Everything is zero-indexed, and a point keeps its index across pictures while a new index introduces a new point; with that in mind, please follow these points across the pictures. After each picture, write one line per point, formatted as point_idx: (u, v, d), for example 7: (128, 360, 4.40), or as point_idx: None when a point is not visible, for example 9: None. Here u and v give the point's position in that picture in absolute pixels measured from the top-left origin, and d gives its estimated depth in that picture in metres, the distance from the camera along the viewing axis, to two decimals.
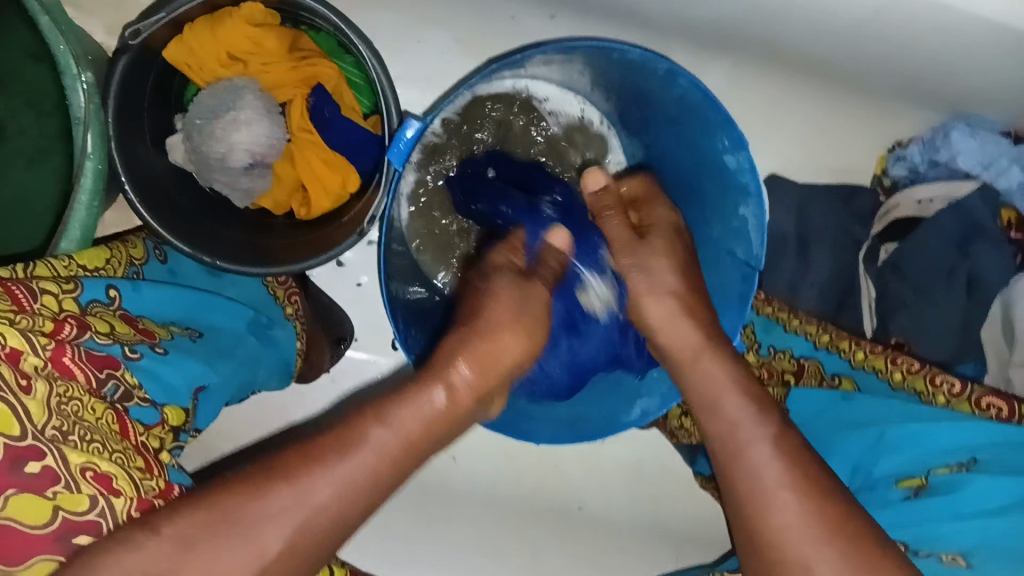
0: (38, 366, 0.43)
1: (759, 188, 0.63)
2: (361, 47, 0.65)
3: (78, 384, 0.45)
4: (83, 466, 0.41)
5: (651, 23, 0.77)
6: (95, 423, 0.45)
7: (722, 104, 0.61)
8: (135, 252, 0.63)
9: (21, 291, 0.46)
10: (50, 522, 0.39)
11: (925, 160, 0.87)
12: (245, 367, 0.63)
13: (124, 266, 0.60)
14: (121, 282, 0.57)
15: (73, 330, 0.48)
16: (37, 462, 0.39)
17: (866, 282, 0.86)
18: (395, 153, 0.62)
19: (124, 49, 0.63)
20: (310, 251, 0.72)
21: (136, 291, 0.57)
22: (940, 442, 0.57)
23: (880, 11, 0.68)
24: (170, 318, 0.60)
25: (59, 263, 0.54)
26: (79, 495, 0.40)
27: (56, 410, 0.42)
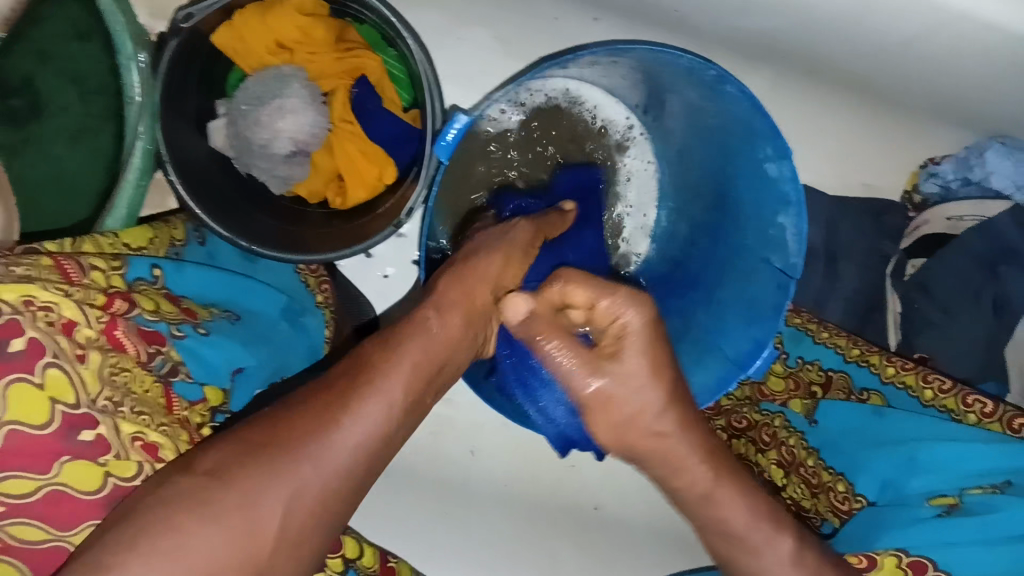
0: (91, 337, 0.42)
1: (800, 198, 0.63)
2: (410, 41, 0.66)
3: (129, 357, 0.45)
4: (134, 436, 0.42)
5: (694, 32, 0.77)
6: (144, 396, 0.45)
7: (767, 113, 0.62)
8: (176, 232, 0.63)
9: (70, 266, 0.46)
10: (100, 489, 0.40)
11: (958, 178, 0.86)
12: (279, 353, 0.63)
13: (165, 247, 0.60)
14: (164, 262, 0.57)
15: (124, 304, 0.48)
16: (90, 431, 0.39)
17: (891, 298, 0.87)
18: (441, 146, 0.62)
19: (175, 32, 0.64)
20: (346, 241, 0.72)
21: (180, 271, 0.58)
22: (976, 463, 0.58)
23: (927, 30, 0.69)
24: (210, 299, 0.60)
25: (105, 239, 0.54)
26: (129, 462, 0.41)
27: (108, 381, 0.42)
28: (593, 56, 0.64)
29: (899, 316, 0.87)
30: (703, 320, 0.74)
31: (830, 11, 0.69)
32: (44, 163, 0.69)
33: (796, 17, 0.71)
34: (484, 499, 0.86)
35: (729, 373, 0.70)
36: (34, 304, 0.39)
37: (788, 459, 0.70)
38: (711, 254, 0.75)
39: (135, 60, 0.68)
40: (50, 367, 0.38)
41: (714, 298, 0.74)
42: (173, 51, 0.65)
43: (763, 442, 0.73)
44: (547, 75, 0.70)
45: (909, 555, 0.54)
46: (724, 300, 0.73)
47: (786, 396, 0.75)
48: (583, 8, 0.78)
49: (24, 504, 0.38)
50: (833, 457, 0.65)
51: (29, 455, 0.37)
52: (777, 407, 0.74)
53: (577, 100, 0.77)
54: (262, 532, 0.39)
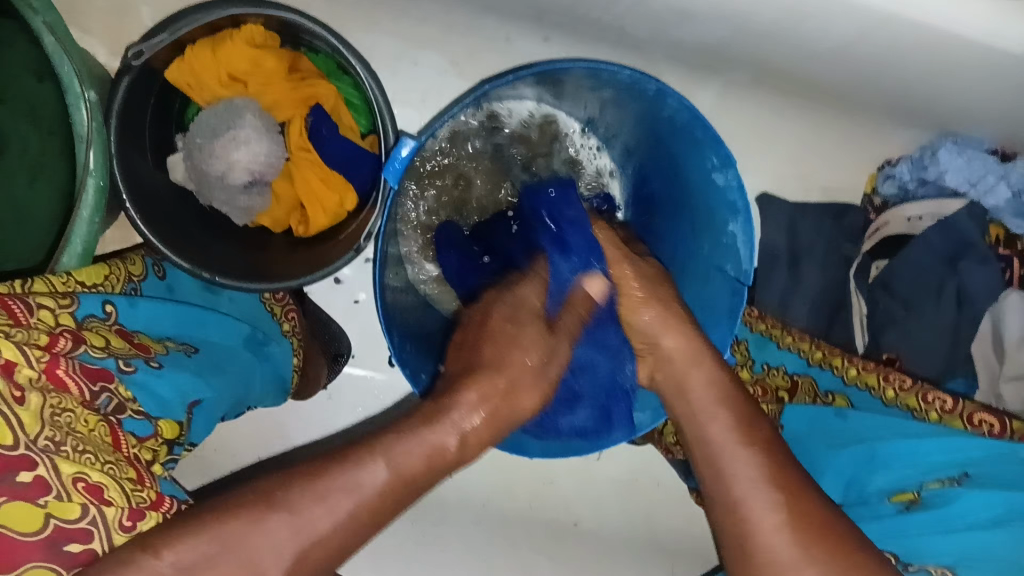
0: (33, 378, 0.43)
1: (747, 205, 0.64)
2: (359, 68, 0.67)
3: (72, 396, 0.46)
4: (76, 475, 0.41)
5: (642, 45, 0.78)
6: (88, 434, 0.45)
7: (710, 124, 0.63)
8: (134, 268, 0.64)
9: (16, 306, 0.47)
10: (42, 529, 0.39)
11: (914, 178, 0.88)
12: (240, 383, 0.64)
13: (122, 283, 0.61)
14: (117, 297, 0.57)
15: (68, 343, 0.48)
16: (28, 472, 0.39)
17: (856, 299, 0.88)
18: (390, 170, 0.63)
19: (128, 70, 0.65)
20: (307, 268, 0.73)
21: (133, 306, 0.58)
22: (931, 457, 0.59)
23: (866, 35, 0.70)
24: (165, 332, 0.60)
25: (56, 278, 0.54)
26: (70, 504, 0.40)
27: (48, 421, 0.42)
28: (539, 74, 0.65)
29: (865, 317, 0.87)
30: None
31: (771, 19, 0.71)
32: (8, 204, 0.72)
33: (738, 28, 0.73)
34: (463, 516, 0.87)
35: None
36: None
37: None
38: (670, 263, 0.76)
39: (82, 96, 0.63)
40: None
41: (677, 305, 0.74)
42: (128, 86, 0.66)
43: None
44: (496, 95, 0.71)
45: (876, 554, 0.57)
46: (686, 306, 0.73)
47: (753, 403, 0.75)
48: (534, 28, 0.80)
49: None
50: (796, 459, 0.67)
51: None
52: None
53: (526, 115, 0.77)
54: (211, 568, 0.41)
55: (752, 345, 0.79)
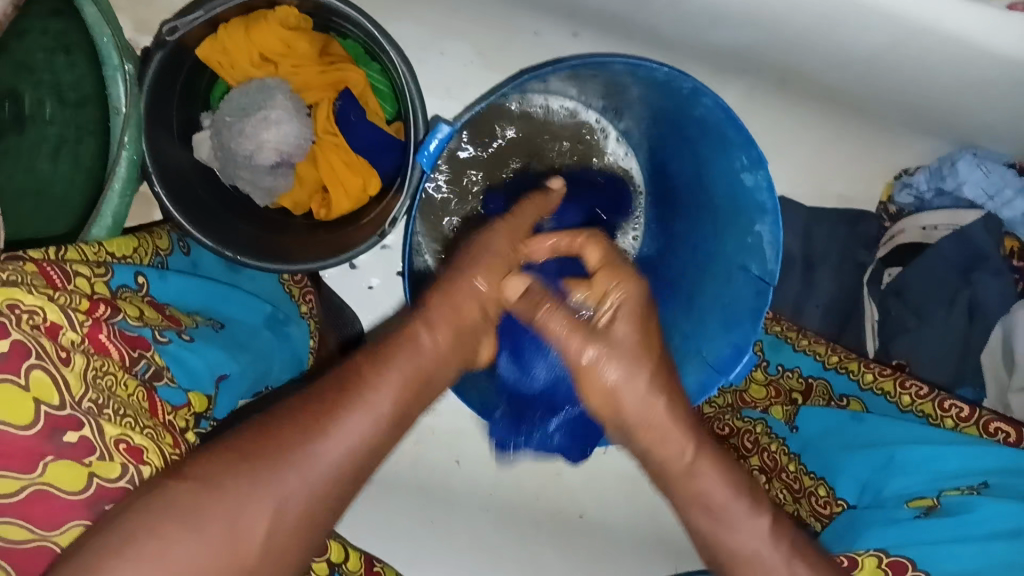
0: (75, 341, 0.43)
1: (775, 206, 0.65)
2: (393, 55, 0.67)
3: (113, 360, 0.46)
4: (118, 437, 0.42)
5: (670, 45, 0.79)
6: (128, 399, 0.45)
7: (742, 124, 0.63)
8: (161, 242, 0.64)
9: (54, 271, 0.47)
10: (85, 488, 0.40)
11: (931, 188, 0.88)
12: (262, 361, 0.63)
13: (150, 256, 0.60)
14: (148, 270, 0.57)
15: (108, 309, 0.48)
16: (74, 432, 0.39)
17: (868, 305, 0.89)
18: (424, 155, 0.62)
19: (161, 45, 0.65)
20: (330, 251, 0.73)
21: (163, 279, 0.58)
22: (948, 463, 0.60)
23: (894, 43, 0.70)
24: (192, 306, 0.60)
25: (89, 248, 0.54)
26: (112, 463, 0.41)
27: (92, 383, 0.42)
28: (573, 68, 0.65)
29: (876, 323, 0.88)
30: (684, 325, 0.75)
31: (801, 23, 0.71)
32: (29, 174, 0.70)
33: (768, 31, 0.73)
34: (469, 506, 0.87)
35: (710, 378, 0.71)
36: (20, 307, 0.40)
37: (770, 464, 0.71)
38: (690, 260, 0.76)
39: (120, 69, 0.66)
40: (35, 368, 0.38)
41: (697, 302, 0.74)
42: (160, 62, 0.66)
43: (745, 447, 0.75)
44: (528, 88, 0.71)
45: (888, 556, 0.55)
46: (706, 304, 0.74)
47: (767, 402, 0.77)
48: (562, 22, 0.80)
49: (5, 504, 0.38)
50: (811, 460, 0.67)
51: (11, 457, 0.37)
52: (758, 413, 0.76)
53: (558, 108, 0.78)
54: (243, 543, 0.41)
55: (767, 345, 0.80)
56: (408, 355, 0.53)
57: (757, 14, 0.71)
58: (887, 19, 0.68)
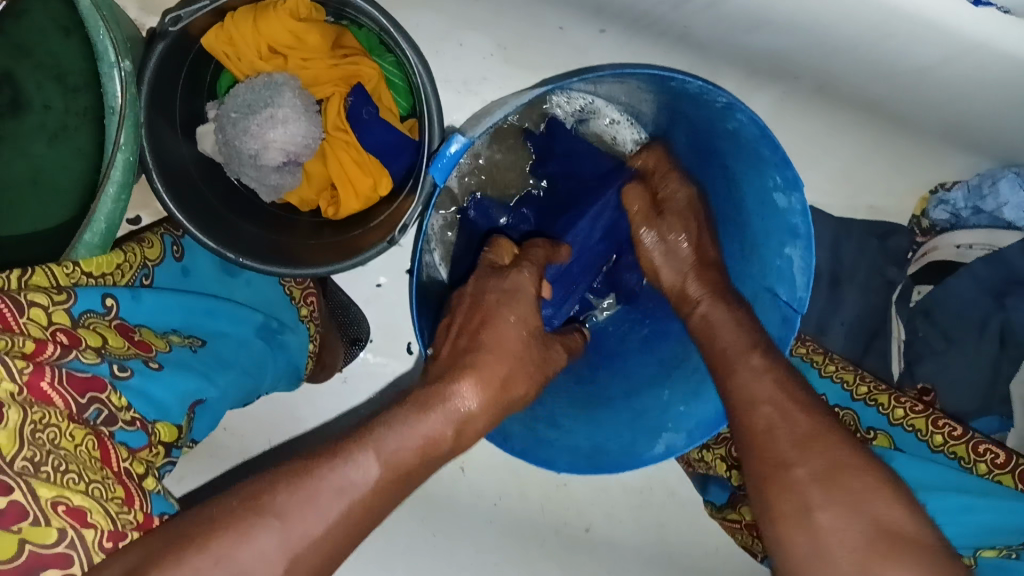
0: (13, 391, 0.41)
1: (808, 233, 0.61)
2: (408, 51, 0.63)
3: (57, 410, 0.43)
4: (55, 500, 0.39)
5: (703, 46, 0.74)
6: (74, 451, 0.42)
7: (777, 142, 0.60)
8: (150, 251, 0.61)
9: (5, 306, 0.43)
10: (17, 555, 0.37)
11: (968, 206, 0.84)
12: (249, 375, 0.62)
13: (134, 271, 0.57)
14: (120, 289, 0.53)
15: (57, 350, 0.45)
16: (2, 497, 0.37)
17: (896, 324, 0.86)
18: (437, 167, 0.59)
19: (163, 35, 0.61)
20: (338, 256, 0.70)
21: (136, 298, 0.54)
22: (978, 514, 0.58)
23: (945, 59, 0.65)
24: (171, 324, 0.57)
25: (59, 266, 0.51)
26: (48, 528, 0.38)
27: (29, 440, 0.40)
28: (603, 75, 0.61)
29: (902, 343, 0.86)
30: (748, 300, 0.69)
31: (848, 32, 0.66)
32: (24, 162, 0.68)
33: (809, 37, 0.68)
34: (473, 516, 0.85)
35: None
36: None
37: None
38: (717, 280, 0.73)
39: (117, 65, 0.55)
40: None
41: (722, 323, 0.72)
42: (161, 52, 0.62)
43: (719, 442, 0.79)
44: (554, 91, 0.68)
45: None
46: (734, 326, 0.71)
47: None
48: (589, 19, 0.75)
49: None
50: None
51: None
52: None
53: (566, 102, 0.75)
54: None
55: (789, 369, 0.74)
56: (440, 413, 0.52)
57: (802, 21, 0.66)
58: (942, 36, 0.62)
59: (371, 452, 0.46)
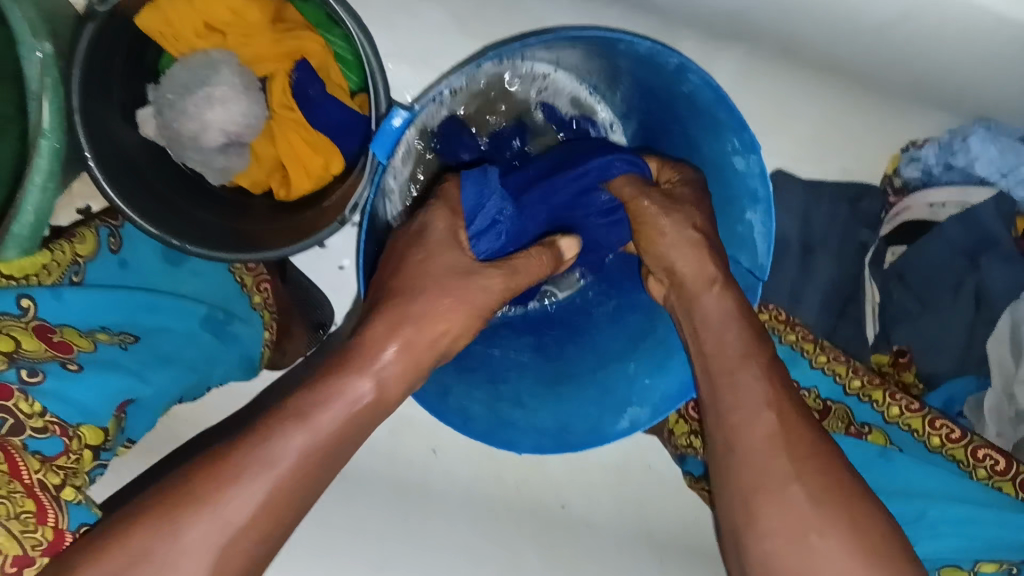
0: None
1: (769, 194, 0.59)
2: (348, 23, 0.60)
3: None
4: None
5: (661, 11, 0.72)
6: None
7: (734, 104, 0.58)
8: (82, 248, 0.60)
9: None
10: None
11: (940, 163, 0.83)
12: (189, 369, 0.61)
13: (62, 270, 0.57)
14: (39, 289, 0.53)
15: None
16: None
17: (869, 288, 0.85)
18: (378, 145, 0.56)
19: (92, 17, 0.58)
20: (291, 238, 0.67)
21: (58, 298, 0.54)
22: (989, 522, 0.63)
23: (906, 15, 0.65)
24: (101, 321, 0.57)
25: None
26: None
27: None
28: (557, 39, 0.58)
29: (877, 305, 0.85)
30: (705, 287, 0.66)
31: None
32: None
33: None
34: (447, 498, 0.83)
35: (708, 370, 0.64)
36: None
37: None
38: None
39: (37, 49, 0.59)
40: None
41: None
42: (92, 36, 0.59)
43: None
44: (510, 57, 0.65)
45: None
46: None
47: None
48: None
49: None
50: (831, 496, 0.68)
51: None
52: None
53: (526, 74, 0.71)
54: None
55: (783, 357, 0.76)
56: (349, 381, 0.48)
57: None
58: None
59: (302, 429, 0.44)
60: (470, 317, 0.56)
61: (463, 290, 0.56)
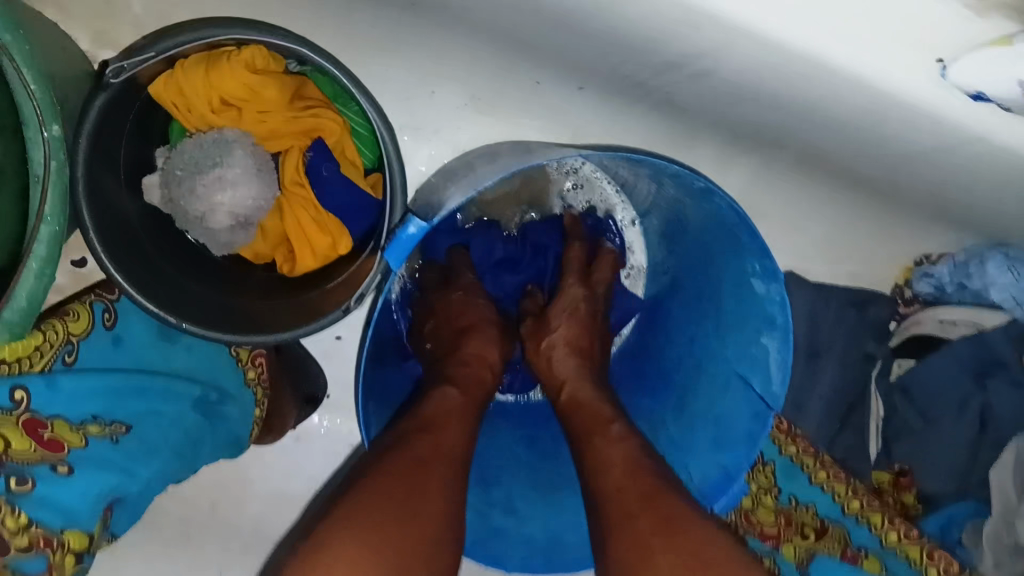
0: None
1: (787, 324, 0.58)
2: (363, 102, 0.58)
3: None
4: None
5: (684, 111, 0.70)
6: None
7: (757, 232, 0.57)
8: (76, 326, 0.59)
9: None
10: None
11: (953, 282, 0.80)
12: (178, 457, 0.60)
13: (53, 351, 0.56)
14: (34, 377, 0.53)
15: None
16: None
17: (873, 401, 0.84)
18: (391, 255, 0.53)
19: (104, 88, 0.56)
20: (292, 321, 0.65)
21: (53, 387, 0.54)
22: None
23: (939, 148, 0.60)
24: (92, 410, 0.55)
25: None
26: None
27: None
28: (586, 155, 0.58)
29: (880, 421, 0.84)
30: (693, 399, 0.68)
31: (842, 115, 0.60)
32: None
33: (801, 114, 0.62)
34: None
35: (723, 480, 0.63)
36: None
37: None
38: (683, 354, 0.70)
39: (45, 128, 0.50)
40: None
41: (685, 408, 0.68)
42: (101, 106, 0.57)
43: None
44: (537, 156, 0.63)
45: None
46: (695, 412, 0.67)
47: (778, 534, 0.73)
48: (567, 76, 0.71)
49: None
50: None
51: None
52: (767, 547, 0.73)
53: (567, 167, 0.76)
54: None
55: (779, 472, 0.77)
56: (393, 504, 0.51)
57: (788, 104, 0.61)
58: (942, 133, 0.57)
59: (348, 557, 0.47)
60: (477, 409, 0.65)
61: (483, 365, 0.69)
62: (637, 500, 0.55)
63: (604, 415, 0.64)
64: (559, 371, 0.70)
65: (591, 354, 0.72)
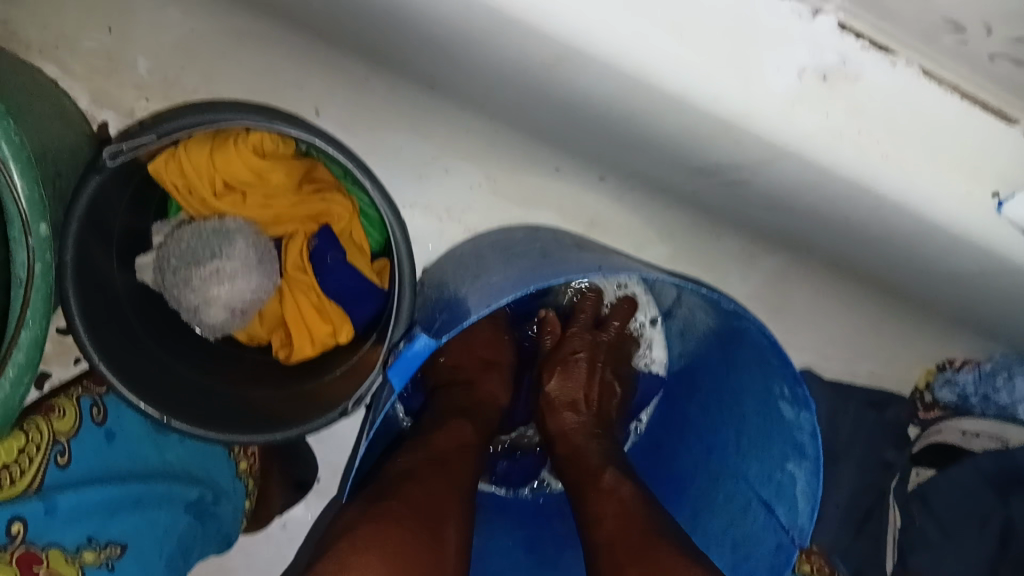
0: None
1: (819, 454, 0.53)
2: (371, 189, 0.54)
3: None
4: None
5: (712, 210, 0.67)
6: None
7: (788, 354, 0.53)
8: (63, 424, 0.55)
9: None
10: None
11: (978, 392, 0.77)
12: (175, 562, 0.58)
13: (42, 454, 0.53)
14: (31, 503, 0.50)
15: None
16: None
17: (891, 510, 0.75)
18: (395, 372, 0.52)
19: (98, 170, 0.52)
20: (288, 413, 0.60)
21: (50, 510, 0.51)
22: None
23: (987, 272, 0.55)
24: (87, 531, 0.53)
25: None
26: None
27: None
28: (615, 273, 0.55)
29: (898, 531, 0.75)
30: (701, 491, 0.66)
31: (885, 235, 0.56)
32: None
33: (835, 227, 0.60)
34: None
35: None
36: None
37: None
38: (699, 464, 0.67)
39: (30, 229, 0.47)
40: None
41: (700, 520, 0.65)
42: (93, 192, 0.52)
43: None
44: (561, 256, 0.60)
45: None
46: (711, 527, 0.64)
47: None
48: (590, 167, 0.69)
49: None
50: None
51: None
52: None
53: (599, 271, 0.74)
54: None
55: None
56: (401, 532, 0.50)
57: (827, 219, 0.58)
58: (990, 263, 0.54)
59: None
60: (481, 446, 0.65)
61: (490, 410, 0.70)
62: (628, 549, 0.54)
63: (593, 470, 0.64)
64: (553, 426, 0.71)
65: (588, 406, 0.72)
